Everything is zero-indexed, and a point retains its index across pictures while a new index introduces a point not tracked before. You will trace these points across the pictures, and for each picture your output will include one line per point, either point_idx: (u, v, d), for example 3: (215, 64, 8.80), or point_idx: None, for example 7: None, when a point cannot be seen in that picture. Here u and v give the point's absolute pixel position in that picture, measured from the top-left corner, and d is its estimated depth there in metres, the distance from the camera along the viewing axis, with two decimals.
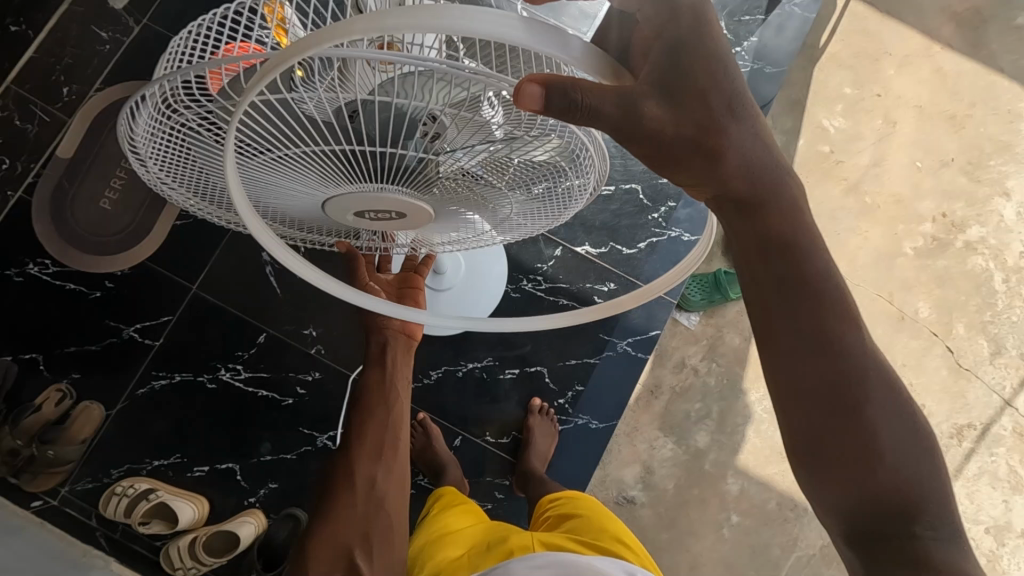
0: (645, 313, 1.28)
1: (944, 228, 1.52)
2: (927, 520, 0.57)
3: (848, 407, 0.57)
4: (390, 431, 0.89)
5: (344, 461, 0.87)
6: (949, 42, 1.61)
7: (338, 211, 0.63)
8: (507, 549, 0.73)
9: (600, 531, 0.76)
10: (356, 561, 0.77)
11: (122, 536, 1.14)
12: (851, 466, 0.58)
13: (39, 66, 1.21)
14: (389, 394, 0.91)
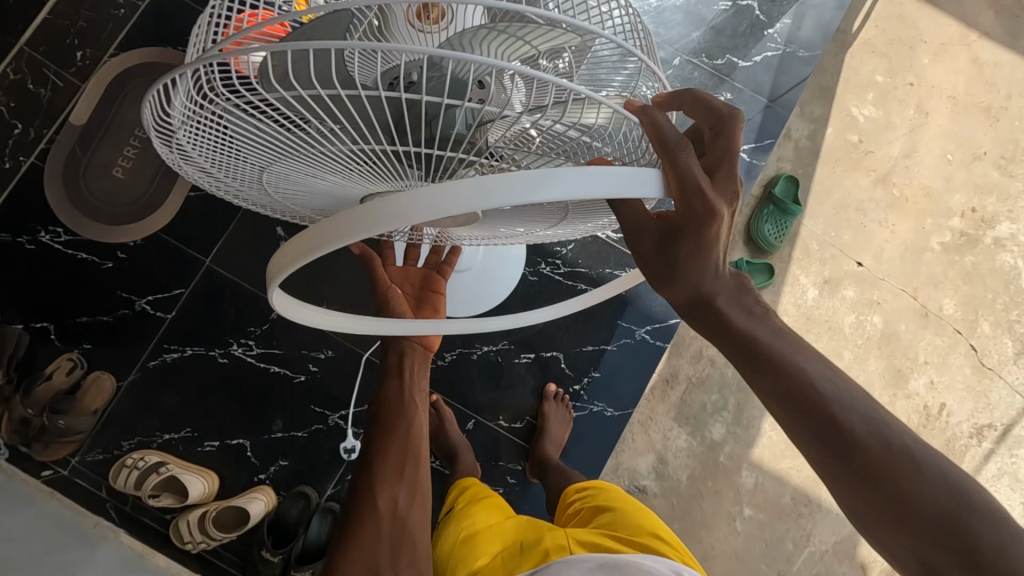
0: (666, 301, 1.25)
1: (974, 223, 1.48)
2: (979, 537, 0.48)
3: (879, 478, 0.52)
4: (410, 448, 0.84)
5: (365, 483, 0.80)
6: (987, 31, 1.55)
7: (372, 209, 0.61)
8: (544, 552, 0.72)
9: (635, 525, 0.75)
10: None
11: (133, 509, 1.13)
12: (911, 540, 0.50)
13: (52, 28, 1.17)
14: (407, 411, 0.87)
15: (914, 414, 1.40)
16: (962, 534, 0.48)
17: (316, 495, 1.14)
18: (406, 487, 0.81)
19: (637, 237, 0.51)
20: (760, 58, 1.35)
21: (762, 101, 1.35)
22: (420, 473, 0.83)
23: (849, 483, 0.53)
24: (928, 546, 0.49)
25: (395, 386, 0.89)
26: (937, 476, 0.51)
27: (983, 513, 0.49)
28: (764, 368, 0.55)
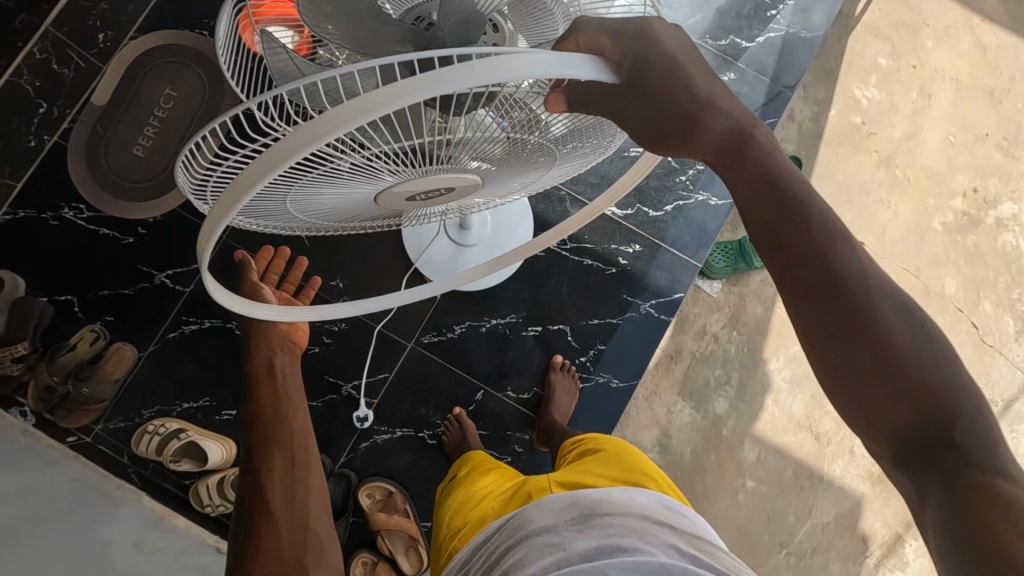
0: (669, 276, 1.29)
1: (976, 204, 1.50)
2: (964, 428, 0.48)
3: (888, 352, 0.49)
4: (292, 461, 0.90)
5: (254, 486, 0.86)
6: (991, 14, 1.57)
7: (392, 200, 0.62)
8: (524, 492, 0.74)
9: (625, 464, 0.76)
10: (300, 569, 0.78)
11: (153, 474, 1.15)
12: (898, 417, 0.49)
13: (76, 10, 1.22)
14: (282, 413, 0.95)
15: None
16: (946, 415, 0.48)
17: (330, 461, 1.18)
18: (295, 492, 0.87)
19: (620, 109, 0.47)
20: (763, 39, 1.38)
21: (764, 81, 1.37)
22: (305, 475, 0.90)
23: (854, 355, 0.50)
24: (909, 421, 0.49)
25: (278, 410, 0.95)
26: (944, 362, 0.49)
27: (969, 401, 0.49)
28: (795, 224, 0.52)
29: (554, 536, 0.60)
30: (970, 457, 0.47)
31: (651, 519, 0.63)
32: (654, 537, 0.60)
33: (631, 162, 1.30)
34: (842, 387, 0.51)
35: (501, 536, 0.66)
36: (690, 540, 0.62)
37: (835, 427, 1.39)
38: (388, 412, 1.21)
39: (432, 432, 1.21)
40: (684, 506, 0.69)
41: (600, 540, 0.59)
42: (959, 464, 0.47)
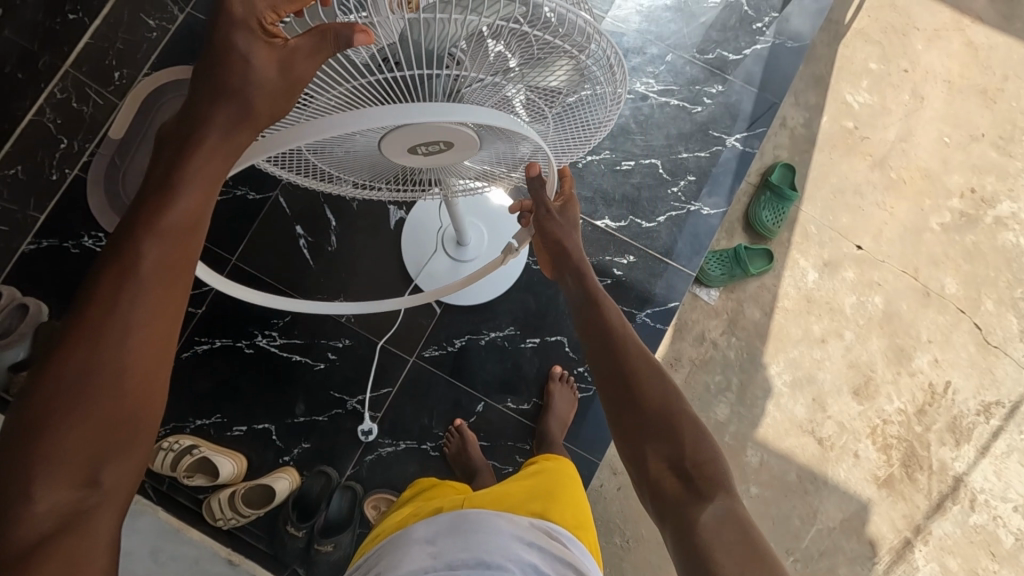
0: (664, 285, 1.31)
1: (973, 203, 1.50)
2: (692, 461, 0.67)
3: (643, 404, 0.71)
4: (172, 244, 0.50)
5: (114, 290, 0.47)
6: (981, 15, 1.58)
7: (394, 149, 0.64)
8: (434, 506, 0.76)
9: (549, 493, 0.77)
10: (106, 459, 0.45)
11: (169, 488, 1.19)
12: (649, 455, 0.68)
13: (93, 50, 1.30)
14: (198, 171, 0.50)
15: (919, 391, 1.41)
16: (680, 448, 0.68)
17: (337, 474, 1.21)
18: (133, 343, 0.47)
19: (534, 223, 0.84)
20: (751, 51, 1.41)
21: (753, 91, 1.40)
22: (157, 325, 0.49)
23: (618, 402, 0.73)
24: (656, 461, 0.68)
25: (226, 110, 0.50)
26: (688, 422, 0.70)
27: (701, 452, 0.67)
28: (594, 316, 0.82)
29: (432, 546, 0.66)
30: (691, 492, 0.64)
31: (524, 540, 0.67)
32: (516, 554, 0.64)
33: (623, 174, 1.35)
34: (621, 432, 0.72)
35: (391, 538, 0.71)
36: (553, 562, 0.65)
37: (838, 430, 1.39)
38: (393, 424, 1.24)
39: (435, 443, 1.24)
40: (574, 540, 0.70)
41: (468, 552, 0.63)
42: (681, 486, 0.65)
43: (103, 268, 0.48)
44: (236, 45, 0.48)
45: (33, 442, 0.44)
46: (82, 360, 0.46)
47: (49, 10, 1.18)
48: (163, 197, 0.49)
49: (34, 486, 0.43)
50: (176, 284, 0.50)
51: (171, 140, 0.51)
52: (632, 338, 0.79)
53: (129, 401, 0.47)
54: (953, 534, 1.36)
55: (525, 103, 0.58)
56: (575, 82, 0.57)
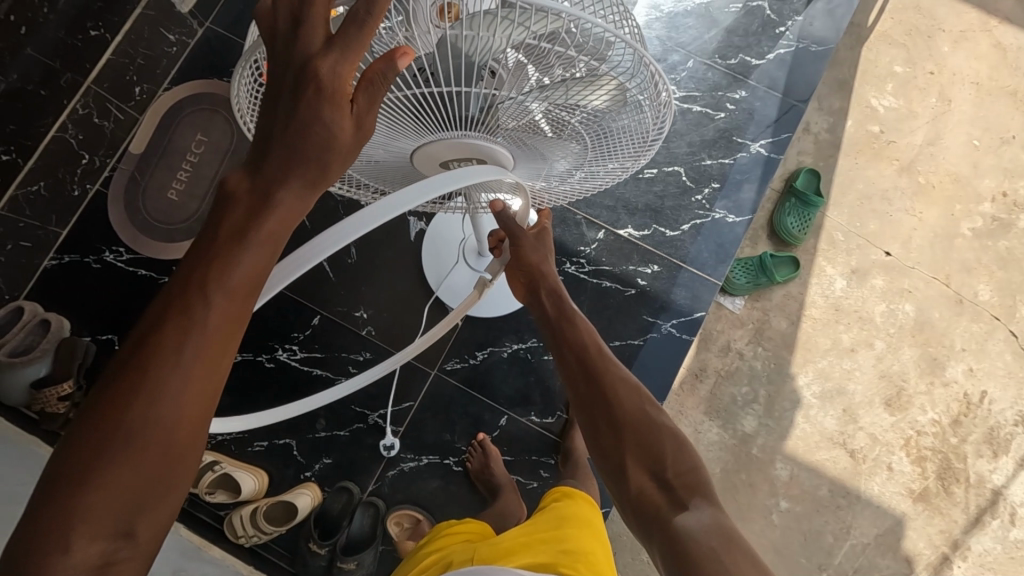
0: (689, 294, 1.29)
1: (1005, 208, 1.47)
2: (673, 468, 0.65)
3: (618, 410, 0.70)
4: (231, 301, 0.45)
5: (170, 338, 0.43)
6: (1008, 15, 1.55)
7: (426, 162, 0.63)
8: (446, 562, 0.75)
9: (564, 542, 0.73)
10: (140, 517, 0.42)
11: (190, 505, 1.19)
12: (633, 471, 0.66)
13: (115, 66, 1.28)
14: (264, 222, 0.45)
15: (953, 402, 1.37)
16: (659, 456, 0.66)
17: (359, 490, 1.20)
18: (181, 403, 0.43)
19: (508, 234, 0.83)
20: (774, 55, 1.38)
21: (777, 97, 1.37)
22: (206, 386, 0.44)
23: (594, 411, 0.72)
24: (637, 476, 0.65)
25: (307, 168, 0.46)
26: (669, 433, 0.68)
27: (684, 463, 0.66)
28: (568, 327, 0.81)
29: None
30: (673, 504, 0.62)
31: None
32: None
33: (645, 183, 1.32)
34: (603, 452, 0.69)
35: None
36: None
37: (869, 443, 1.35)
38: (416, 438, 1.22)
39: (458, 458, 1.22)
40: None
41: None
42: (663, 495, 0.63)
43: (156, 314, 0.44)
44: (322, 107, 0.45)
45: (69, 492, 0.41)
46: (130, 413, 0.42)
47: (70, 27, 1.17)
48: (229, 245, 0.45)
49: (65, 545, 0.40)
50: (229, 341, 0.45)
51: (243, 183, 0.47)
52: (607, 355, 0.78)
53: (164, 464, 0.43)
54: (993, 550, 1.31)
55: (561, 123, 0.56)
56: (618, 103, 0.54)
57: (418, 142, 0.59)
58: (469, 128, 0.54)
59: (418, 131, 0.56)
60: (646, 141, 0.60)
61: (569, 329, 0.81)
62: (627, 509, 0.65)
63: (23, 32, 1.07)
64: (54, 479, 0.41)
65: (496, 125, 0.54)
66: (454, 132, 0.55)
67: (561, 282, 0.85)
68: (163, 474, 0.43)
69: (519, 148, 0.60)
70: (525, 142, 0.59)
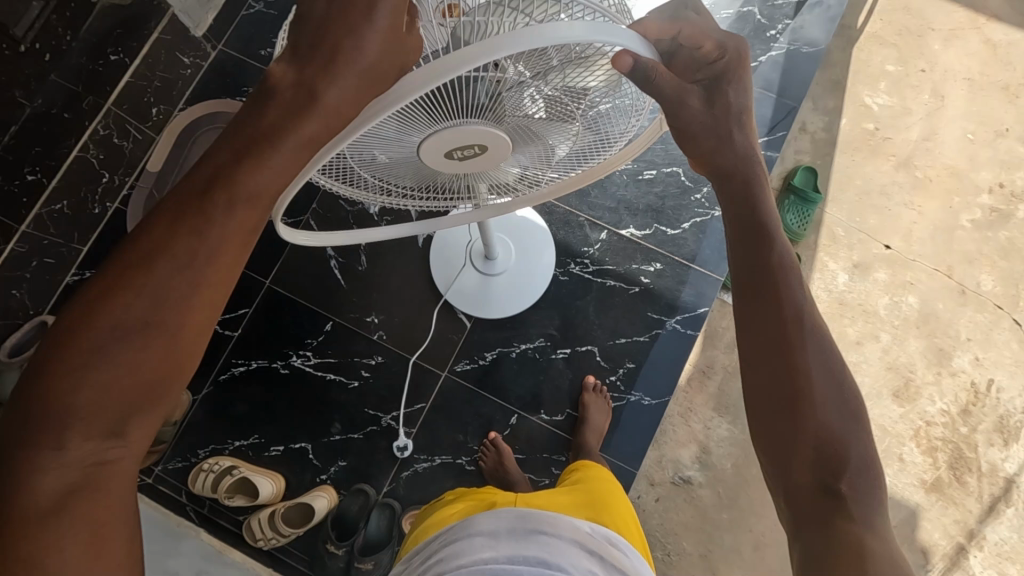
0: (694, 291, 1.31)
1: (1003, 199, 1.49)
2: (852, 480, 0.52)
3: (806, 388, 0.54)
4: (245, 210, 0.44)
5: (188, 229, 0.43)
6: (997, 13, 1.58)
7: (431, 155, 0.63)
8: (490, 500, 0.81)
9: (601, 504, 0.83)
10: (130, 420, 0.42)
11: (210, 510, 1.22)
12: (795, 466, 0.53)
13: (132, 88, 1.32)
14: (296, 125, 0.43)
15: (961, 392, 1.38)
16: (839, 461, 0.52)
17: (375, 491, 1.22)
18: (185, 306, 0.42)
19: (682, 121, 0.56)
20: (767, 58, 1.42)
21: (772, 97, 1.41)
22: (210, 292, 0.43)
23: (762, 370, 0.56)
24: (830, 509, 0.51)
25: (353, 74, 0.42)
26: (863, 440, 0.53)
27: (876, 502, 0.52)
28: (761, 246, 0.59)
29: (492, 541, 0.70)
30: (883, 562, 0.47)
31: (584, 546, 0.72)
32: (576, 560, 0.69)
33: (646, 184, 1.35)
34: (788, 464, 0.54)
35: (452, 530, 0.76)
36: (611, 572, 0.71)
37: (879, 434, 1.35)
38: (428, 440, 1.25)
39: (471, 458, 1.24)
40: (629, 548, 0.76)
41: (528, 551, 0.69)
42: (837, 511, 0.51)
43: (167, 208, 0.43)
44: (357, 20, 0.41)
45: (56, 374, 0.40)
46: (139, 307, 0.41)
47: (91, 53, 1.25)
48: (258, 152, 0.43)
49: (62, 437, 0.40)
50: (235, 253, 0.44)
51: (282, 85, 0.43)
52: (826, 343, 0.56)
53: (162, 370, 0.42)
54: (1009, 539, 1.31)
55: (558, 106, 0.58)
56: (611, 86, 0.58)
57: (424, 135, 0.59)
58: (475, 114, 0.56)
59: (424, 123, 0.57)
60: (632, 116, 0.65)
61: (783, 284, 0.58)
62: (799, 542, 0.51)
63: (47, 58, 1.18)
64: (49, 358, 0.40)
65: (502, 112, 0.57)
66: (456, 120, 0.57)
67: (763, 188, 0.61)
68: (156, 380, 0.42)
69: (517, 135, 0.62)
70: (523, 129, 0.61)
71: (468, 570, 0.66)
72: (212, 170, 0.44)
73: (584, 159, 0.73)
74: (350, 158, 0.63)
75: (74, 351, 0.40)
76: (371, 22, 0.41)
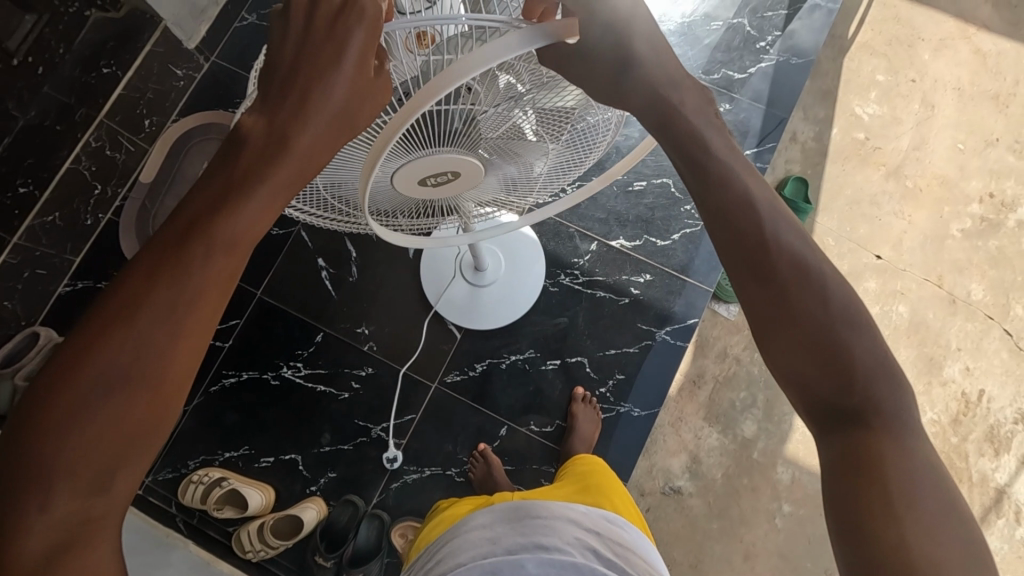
0: (683, 302, 1.32)
1: (993, 208, 1.49)
2: (867, 380, 0.49)
3: (802, 308, 0.48)
4: (225, 256, 0.42)
5: (164, 278, 0.41)
6: (987, 23, 1.59)
7: (411, 182, 0.63)
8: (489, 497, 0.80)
9: (596, 486, 0.83)
10: (114, 477, 0.40)
11: (199, 521, 1.22)
12: (814, 383, 0.49)
13: (125, 100, 1.33)
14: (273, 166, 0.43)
15: (952, 401, 1.38)
16: (850, 368, 0.48)
17: (364, 502, 1.22)
18: (168, 358, 0.41)
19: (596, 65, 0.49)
20: (757, 69, 1.43)
21: (761, 108, 1.42)
22: (193, 342, 0.42)
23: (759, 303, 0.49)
24: (854, 431, 0.49)
25: (323, 118, 0.43)
26: (863, 327, 0.49)
27: (898, 405, 0.49)
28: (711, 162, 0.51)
29: (488, 531, 0.72)
30: (907, 471, 0.47)
31: (582, 525, 0.73)
32: (576, 540, 0.70)
33: (636, 195, 1.36)
34: (808, 399, 0.50)
35: (448, 532, 0.77)
36: (613, 546, 0.72)
37: None
38: (417, 451, 1.25)
39: (460, 469, 1.24)
40: (628, 523, 0.77)
41: (526, 537, 0.70)
42: (858, 419, 0.49)
43: (142, 258, 0.42)
44: (327, 69, 0.43)
45: (35, 436, 0.38)
46: (119, 360, 0.40)
47: (83, 65, 1.26)
48: (234, 198, 0.43)
49: (43, 501, 0.38)
50: (215, 302, 0.42)
51: (256, 133, 0.43)
52: (810, 260, 0.49)
53: (148, 423, 0.40)
54: (1000, 549, 1.31)
55: (537, 127, 0.59)
56: (585, 105, 0.59)
57: (403, 163, 0.59)
58: (452, 141, 0.56)
59: (402, 152, 0.57)
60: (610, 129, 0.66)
61: (747, 196, 0.50)
62: (833, 478, 0.49)
63: (39, 71, 1.20)
64: (25, 421, 0.38)
65: (477, 138, 0.57)
66: (434, 149, 0.57)
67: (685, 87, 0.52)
68: (141, 434, 0.40)
69: (495, 157, 0.63)
70: (502, 151, 0.62)
71: (468, 564, 0.68)
72: (192, 216, 0.43)
73: (561, 171, 0.75)
74: (329, 186, 0.64)
75: (50, 414, 0.38)
76: (338, 67, 0.43)
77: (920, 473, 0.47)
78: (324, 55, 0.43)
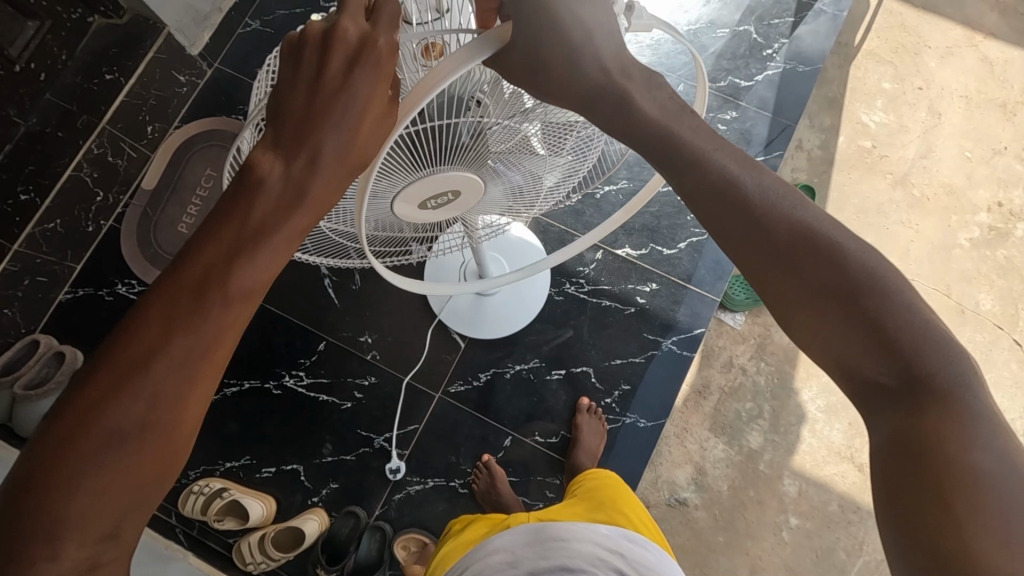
0: (688, 312, 1.30)
1: (1001, 218, 1.48)
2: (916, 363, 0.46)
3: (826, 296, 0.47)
4: (239, 306, 0.43)
5: (174, 332, 0.41)
6: (993, 30, 1.58)
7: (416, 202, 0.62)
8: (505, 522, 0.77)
9: (611, 505, 0.81)
10: (122, 519, 0.41)
11: (200, 532, 1.21)
12: (861, 369, 0.47)
13: (127, 107, 1.31)
14: (287, 212, 0.43)
15: None
16: (893, 353, 0.46)
17: (365, 514, 1.21)
18: (181, 406, 0.42)
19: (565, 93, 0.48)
20: (763, 77, 1.42)
21: (767, 116, 1.41)
22: (204, 390, 0.43)
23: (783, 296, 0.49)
24: (912, 420, 0.46)
25: (337, 162, 0.44)
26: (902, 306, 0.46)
27: (956, 374, 0.46)
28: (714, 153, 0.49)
29: (508, 553, 0.71)
30: (976, 459, 0.43)
31: (604, 547, 0.72)
32: (598, 562, 0.69)
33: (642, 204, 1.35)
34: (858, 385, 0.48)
35: (467, 555, 0.75)
36: (638, 569, 0.70)
37: None
38: (420, 461, 1.23)
39: (464, 480, 1.23)
40: (650, 543, 0.75)
41: (547, 560, 0.69)
42: (920, 406, 0.46)
43: (149, 307, 0.42)
44: (341, 112, 0.42)
45: (45, 486, 0.39)
46: (132, 412, 0.40)
47: (84, 72, 1.26)
48: (245, 248, 0.42)
49: (53, 550, 0.39)
50: (227, 348, 0.43)
51: (272, 178, 0.43)
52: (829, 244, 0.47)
53: (155, 470, 0.42)
54: None
55: (543, 140, 0.59)
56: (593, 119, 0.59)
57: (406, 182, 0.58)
58: (458, 156, 0.55)
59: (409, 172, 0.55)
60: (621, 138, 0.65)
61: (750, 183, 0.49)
62: (888, 469, 0.46)
63: (41, 78, 1.21)
64: (39, 470, 0.40)
65: (484, 152, 0.56)
66: (438, 167, 0.55)
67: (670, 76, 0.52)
68: (150, 479, 0.42)
69: (501, 172, 0.62)
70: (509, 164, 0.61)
71: None
72: (202, 265, 0.43)
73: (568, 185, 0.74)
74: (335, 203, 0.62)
75: (60, 466, 0.40)
76: (354, 111, 0.42)
77: (989, 455, 0.43)
78: (341, 95, 0.42)
